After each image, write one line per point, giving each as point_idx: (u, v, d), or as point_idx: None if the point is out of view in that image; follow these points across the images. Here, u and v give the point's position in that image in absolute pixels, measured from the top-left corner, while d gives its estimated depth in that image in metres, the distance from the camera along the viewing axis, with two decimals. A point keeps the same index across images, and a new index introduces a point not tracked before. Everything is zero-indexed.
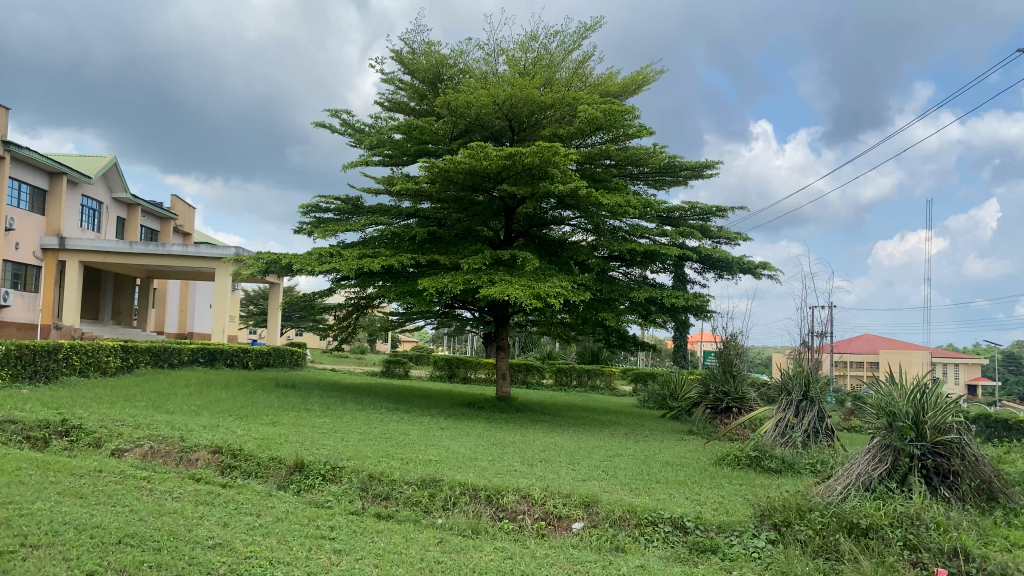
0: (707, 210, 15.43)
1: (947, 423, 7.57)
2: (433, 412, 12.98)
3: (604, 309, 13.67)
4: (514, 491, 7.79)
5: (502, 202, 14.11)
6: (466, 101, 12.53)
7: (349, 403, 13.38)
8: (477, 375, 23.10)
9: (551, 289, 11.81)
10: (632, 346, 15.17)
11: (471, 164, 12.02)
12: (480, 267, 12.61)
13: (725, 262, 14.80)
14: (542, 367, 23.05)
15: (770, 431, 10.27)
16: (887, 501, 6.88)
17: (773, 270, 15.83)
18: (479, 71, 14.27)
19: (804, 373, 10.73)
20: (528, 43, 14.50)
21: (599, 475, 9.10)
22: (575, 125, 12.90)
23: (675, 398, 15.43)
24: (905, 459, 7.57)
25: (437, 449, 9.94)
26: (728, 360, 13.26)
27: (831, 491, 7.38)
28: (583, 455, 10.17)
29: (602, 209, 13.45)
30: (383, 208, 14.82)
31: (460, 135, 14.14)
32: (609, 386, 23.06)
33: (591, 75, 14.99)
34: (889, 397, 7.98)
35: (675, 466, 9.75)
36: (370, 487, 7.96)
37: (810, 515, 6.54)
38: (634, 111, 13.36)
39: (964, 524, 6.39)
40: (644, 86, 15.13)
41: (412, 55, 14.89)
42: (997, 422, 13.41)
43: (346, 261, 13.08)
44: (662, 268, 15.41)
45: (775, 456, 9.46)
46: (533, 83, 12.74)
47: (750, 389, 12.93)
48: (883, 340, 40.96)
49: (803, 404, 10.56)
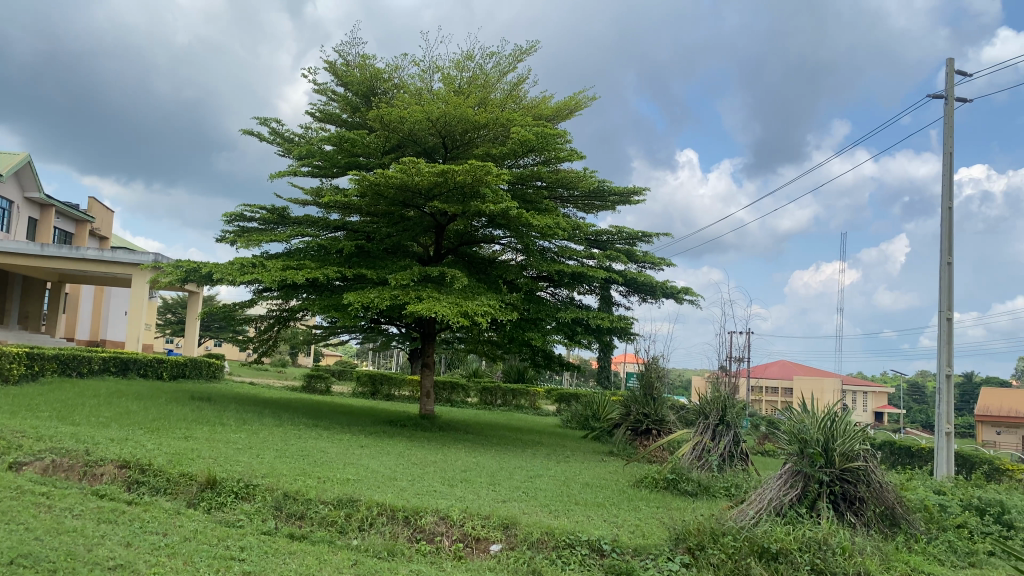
0: (633, 235, 15.70)
1: (854, 450, 7.92)
2: (354, 429, 12.78)
3: (530, 329, 13.73)
4: (432, 512, 7.73)
5: (433, 218, 13.93)
6: (399, 116, 12.44)
7: (265, 419, 13.01)
8: (400, 393, 22.86)
9: (479, 308, 11.80)
10: (557, 366, 15.22)
11: (402, 179, 11.90)
12: (408, 283, 12.46)
13: (649, 286, 15.08)
14: (468, 386, 22.87)
15: (687, 454, 10.45)
16: (796, 526, 7.08)
17: (694, 295, 16.21)
18: (414, 87, 14.23)
19: (721, 398, 10.97)
20: (463, 62, 14.50)
21: (519, 496, 9.11)
22: (507, 145, 12.96)
23: (597, 419, 15.61)
24: (814, 485, 7.82)
25: (356, 468, 9.78)
26: (649, 383, 13.44)
27: (743, 516, 7.55)
28: (504, 476, 10.13)
29: (532, 229, 13.50)
30: (309, 219, 14.49)
31: (392, 150, 13.97)
32: (533, 406, 23.12)
33: (525, 98, 15.10)
34: (801, 424, 8.29)
35: (594, 488, 9.82)
36: (285, 506, 7.76)
37: (723, 538, 6.67)
38: (567, 134, 13.52)
39: (867, 549, 6.64)
40: (576, 112, 15.33)
41: (346, 67, 14.71)
42: (901, 449, 13.99)
43: (268, 272, 12.77)
44: (588, 290, 15.56)
45: (692, 479, 9.64)
46: (468, 101, 12.81)
47: (669, 412, 13.13)
48: (799, 367, 42.24)
49: (720, 428, 10.79)
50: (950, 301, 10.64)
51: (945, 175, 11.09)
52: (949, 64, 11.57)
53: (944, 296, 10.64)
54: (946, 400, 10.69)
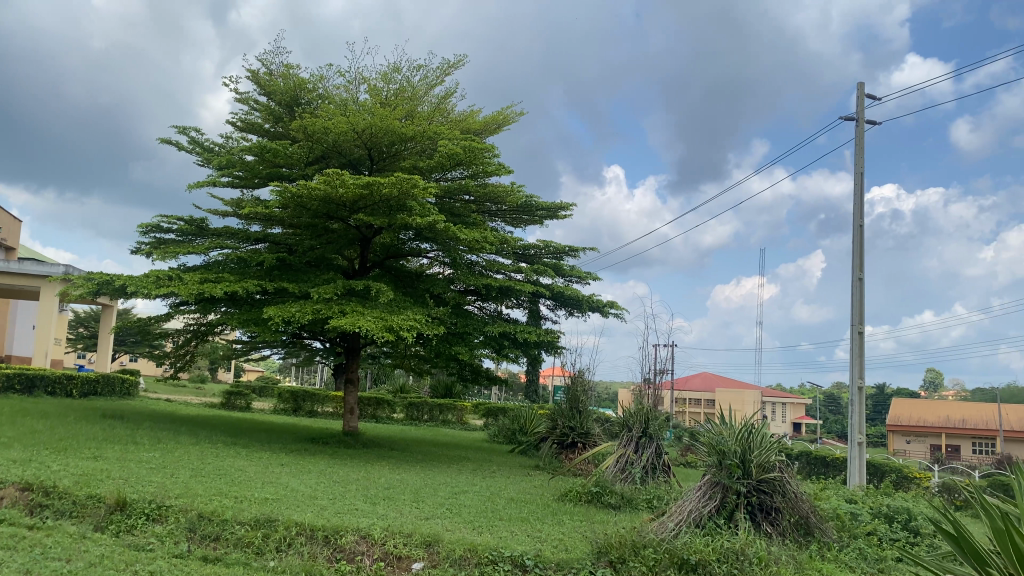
0: (560, 249, 15.80)
1: (770, 461, 8.13)
2: (274, 446, 12.46)
3: (457, 343, 13.64)
4: (353, 531, 7.57)
5: (358, 231, 13.73)
6: (323, 127, 12.25)
7: (181, 437, 12.56)
8: (324, 409, 22.43)
9: (404, 322, 11.66)
10: (484, 380, 15.16)
11: (326, 191, 11.69)
12: (331, 297, 12.24)
13: (576, 300, 15.18)
14: (393, 401, 22.59)
15: (611, 466, 10.51)
16: (715, 537, 7.19)
17: (620, 309, 16.41)
18: (339, 98, 14.05)
19: (644, 411, 11.10)
20: (390, 74, 14.38)
21: (442, 513, 9.01)
22: (434, 158, 12.89)
23: (524, 433, 15.60)
24: (732, 496, 7.97)
25: (275, 487, 9.52)
26: (575, 397, 13.47)
27: (664, 528, 7.61)
28: (427, 493, 10.00)
29: (459, 243, 13.44)
30: (229, 230, 14.11)
31: (317, 161, 13.73)
32: (459, 421, 22.99)
33: (452, 111, 15.07)
34: (720, 436, 8.46)
35: (519, 502, 9.78)
36: (199, 527, 7.49)
37: (644, 551, 6.71)
38: (494, 148, 13.53)
39: (782, 558, 6.79)
40: (504, 126, 15.38)
41: (269, 76, 14.42)
42: (816, 459, 14.40)
43: (186, 285, 12.38)
44: (516, 303, 15.57)
45: (616, 492, 9.71)
46: (395, 113, 12.70)
47: (595, 425, 13.20)
48: (721, 380, 43.18)
49: (643, 440, 10.90)
50: (861, 315, 11.03)
51: (857, 195, 11.51)
52: (861, 88, 12.04)
53: (856, 310, 11.02)
54: (858, 411, 11.05)
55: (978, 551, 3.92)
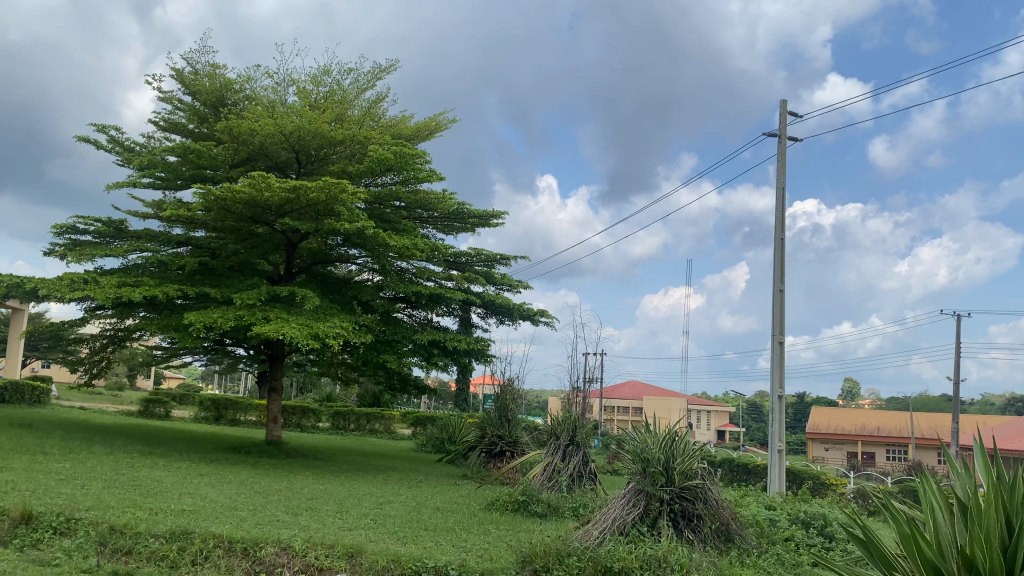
0: (492, 257, 15.79)
1: (692, 469, 8.30)
2: (193, 456, 12.08)
3: (385, 351, 13.48)
4: (273, 543, 7.39)
5: (284, 236, 13.47)
6: (249, 129, 11.98)
7: (95, 447, 12.06)
8: (246, 418, 21.92)
9: (330, 330, 11.48)
10: (413, 389, 15.02)
11: (251, 194, 11.42)
12: (255, 303, 11.96)
13: (506, 308, 15.20)
14: (319, 410, 22.20)
15: (538, 475, 10.53)
16: (638, 544, 7.26)
17: (551, 317, 16.49)
18: (267, 99, 13.79)
19: (571, 419, 11.14)
20: (320, 77, 14.17)
21: (367, 523, 8.87)
22: (365, 163, 12.75)
23: (453, 442, 15.52)
24: (655, 504, 8.06)
25: (192, 498, 9.23)
26: (504, 405, 13.44)
27: (588, 536, 7.64)
28: (352, 503, 9.84)
29: (389, 250, 13.30)
30: (150, 233, 13.67)
31: (243, 163, 13.41)
32: (387, 430, 22.72)
33: (383, 116, 14.95)
34: (644, 444, 8.55)
35: (445, 512, 9.71)
36: (110, 540, 7.19)
37: (568, 559, 6.72)
38: (426, 154, 13.47)
39: (703, 564, 6.91)
40: (436, 133, 15.32)
41: (194, 75, 14.04)
42: (738, 466, 14.72)
43: (102, 289, 11.92)
44: (447, 312, 15.50)
45: (542, 500, 9.72)
46: (324, 117, 12.53)
47: (523, 433, 13.20)
48: (648, 388, 43.86)
49: (570, 448, 10.96)
50: (781, 325, 11.33)
51: (778, 208, 11.84)
52: (783, 105, 12.40)
53: (776, 321, 11.32)
54: (778, 419, 11.32)
55: (885, 556, 4.05)
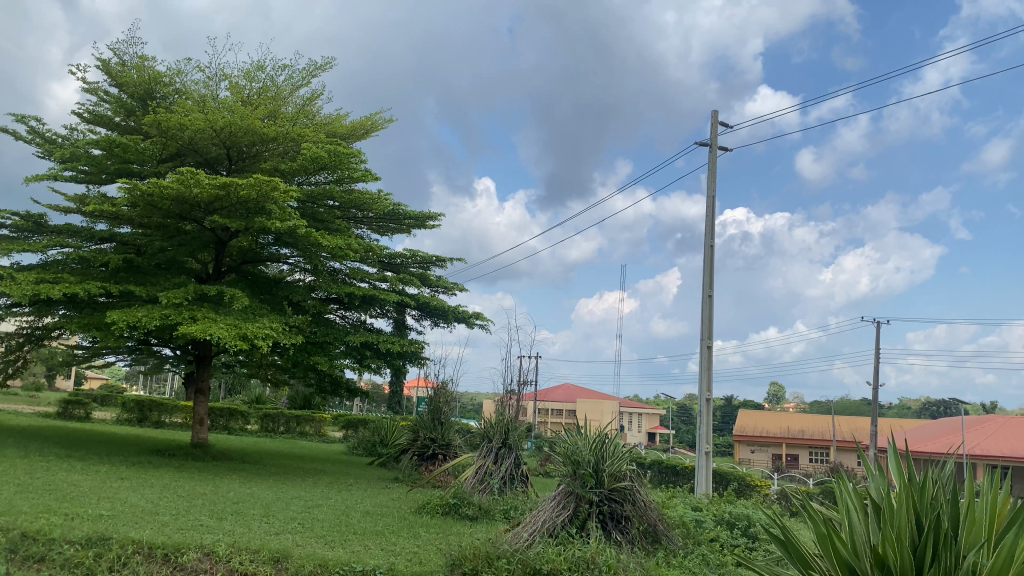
0: (427, 259, 15.74)
1: (621, 471, 8.41)
2: (113, 459, 11.69)
3: (316, 353, 13.29)
4: (195, 548, 7.21)
5: (213, 233, 13.16)
6: (178, 123, 11.67)
7: (8, 450, 11.56)
8: (172, 420, 21.33)
9: (259, 330, 11.26)
10: (345, 391, 14.83)
11: (179, 190, 11.13)
12: (182, 302, 11.66)
13: (441, 310, 15.16)
14: (248, 412, 21.72)
15: (470, 477, 10.51)
16: (567, 546, 7.31)
17: (486, 320, 16.50)
18: (198, 94, 13.47)
19: (504, 422, 11.18)
20: (253, 72, 13.91)
21: (294, 528, 8.72)
22: (298, 161, 12.57)
23: (385, 445, 15.38)
24: (585, 505, 8.13)
25: (111, 503, 8.92)
26: (437, 408, 13.38)
27: (518, 538, 7.64)
28: (279, 507, 9.67)
29: (322, 250, 13.12)
30: (71, 228, 13.19)
31: (171, 158, 13.05)
32: (318, 433, 22.42)
33: (318, 114, 14.76)
34: (574, 446, 8.62)
35: (374, 516, 9.61)
36: (22, 547, 6.90)
37: (497, 562, 6.71)
38: (361, 154, 13.35)
39: (630, 565, 7.00)
40: (371, 132, 15.20)
41: (121, 67, 13.62)
42: (667, 468, 14.98)
43: (18, 285, 11.44)
44: (381, 313, 15.36)
45: (473, 502, 9.72)
46: (257, 113, 12.31)
47: (456, 436, 13.16)
48: (581, 391, 44.23)
49: (502, 451, 10.97)
50: (710, 330, 11.58)
51: (709, 216, 12.10)
52: (715, 114, 12.69)
53: (705, 325, 11.56)
54: (706, 421, 11.55)
55: (803, 555, 4.17)
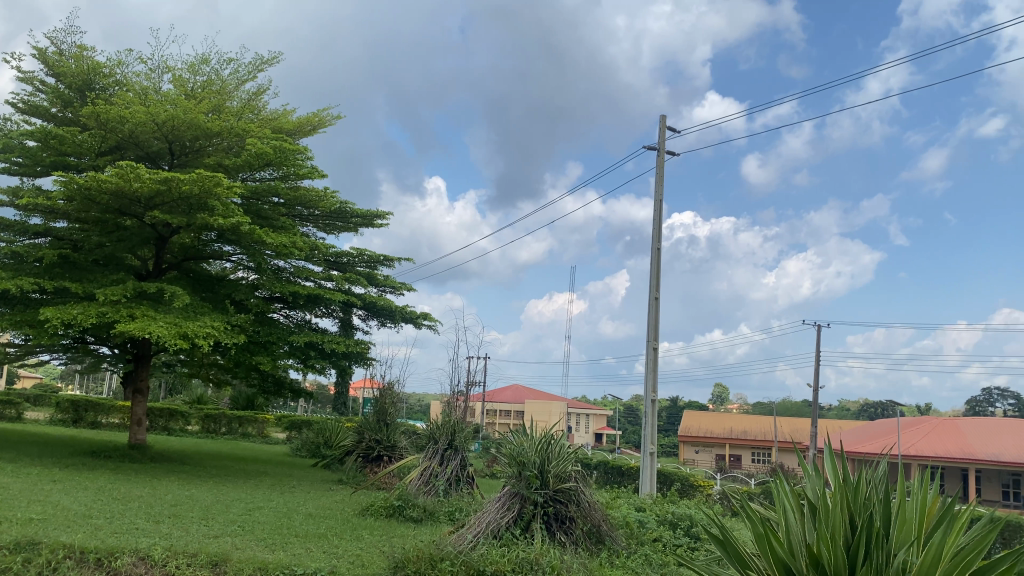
0: (374, 259, 15.62)
1: (566, 471, 8.43)
2: (46, 461, 11.31)
3: (259, 353, 13.07)
4: (130, 552, 7.00)
5: (154, 229, 12.84)
6: (118, 115, 11.36)
7: None
8: (108, 421, 20.75)
9: (200, 329, 11.02)
10: (289, 392, 14.60)
11: (118, 184, 10.81)
12: (120, 299, 11.34)
13: (388, 310, 15.03)
14: (189, 413, 21.24)
15: (415, 479, 10.43)
16: (511, 547, 7.30)
17: (434, 320, 16.41)
18: (139, 86, 13.13)
19: (450, 423, 11.11)
20: (198, 65, 13.61)
21: (234, 531, 8.54)
22: (242, 157, 12.34)
23: (329, 446, 15.20)
24: (529, 506, 8.13)
25: (42, 506, 8.62)
26: (383, 409, 13.24)
27: (462, 539, 7.58)
28: (219, 510, 9.47)
29: (266, 247, 12.90)
30: (3, 222, 12.74)
31: (110, 151, 12.68)
32: (260, 434, 22.05)
33: (264, 109, 14.52)
34: (520, 447, 8.61)
35: (317, 518, 9.48)
36: None
37: (441, 564, 6.64)
38: (308, 150, 13.17)
39: (574, 566, 7.00)
40: (319, 128, 15.00)
41: (58, 56, 13.19)
42: (613, 469, 15.10)
43: None
44: (327, 313, 15.16)
45: (418, 504, 9.65)
46: (201, 107, 12.06)
47: (402, 437, 13.07)
48: (529, 391, 44.33)
49: (448, 452, 10.90)
50: (656, 332, 11.70)
51: (655, 220, 12.23)
52: (662, 119, 12.85)
53: (651, 327, 11.68)
54: (651, 422, 11.67)
55: (741, 554, 4.22)
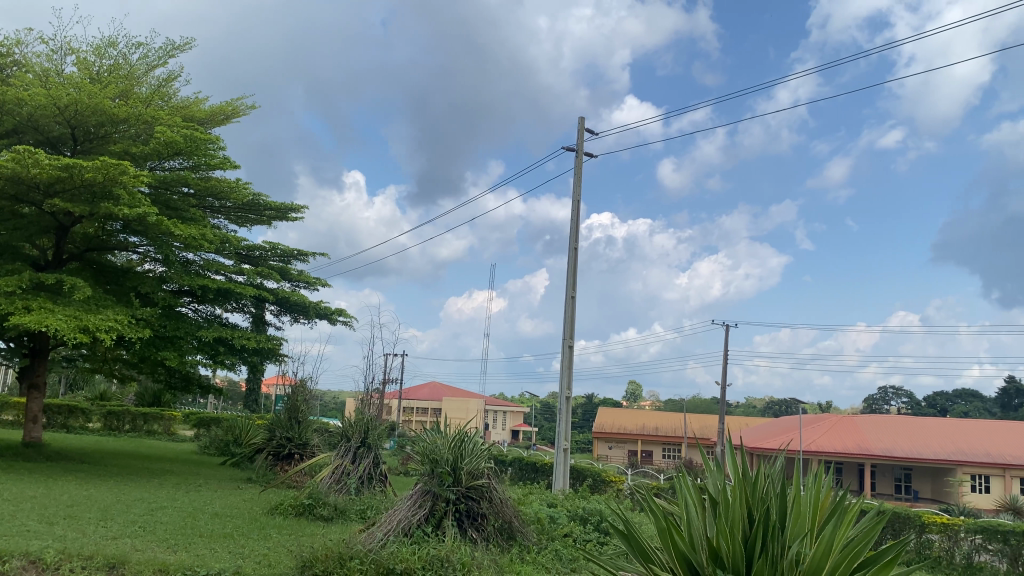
0: (288, 253, 15.35)
1: (478, 469, 8.45)
2: None
3: (165, 348, 12.64)
4: (20, 556, 6.69)
5: (54, 218, 12.28)
6: (15, 97, 10.81)
7: None
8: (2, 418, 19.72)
9: (102, 323, 10.59)
10: (196, 388, 14.19)
11: (14, 170, 10.29)
12: (16, 291, 10.80)
13: (302, 306, 14.77)
14: (90, 410, 20.41)
15: (326, 478, 10.29)
16: (422, 545, 7.29)
17: (349, 317, 16.21)
18: (40, 67, 12.53)
19: (364, 420, 10.96)
20: (104, 48, 13.07)
21: (134, 532, 8.26)
22: (150, 145, 11.93)
23: (238, 445, 14.85)
24: (441, 504, 8.11)
25: None
26: (295, 407, 12.99)
27: (372, 538, 7.51)
28: (119, 510, 9.13)
29: (175, 239, 12.49)
30: None
31: (7, 135, 12.05)
32: (167, 432, 21.34)
33: (175, 96, 14.06)
34: (433, 444, 8.56)
35: (223, 518, 9.24)
36: None
37: (350, 563, 6.57)
38: (220, 140, 12.82)
39: (485, 563, 7.03)
40: (232, 118, 14.61)
41: None
42: (527, 465, 15.25)
43: None
44: (238, 308, 14.78)
45: (329, 503, 9.52)
46: (107, 91, 11.60)
47: (314, 435, 12.87)
48: (446, 389, 44.21)
49: (360, 450, 10.78)
50: (571, 330, 11.84)
51: (573, 221, 12.37)
52: (580, 121, 13.02)
53: (567, 325, 11.82)
54: (565, 419, 11.81)
55: (644, 548, 4.32)
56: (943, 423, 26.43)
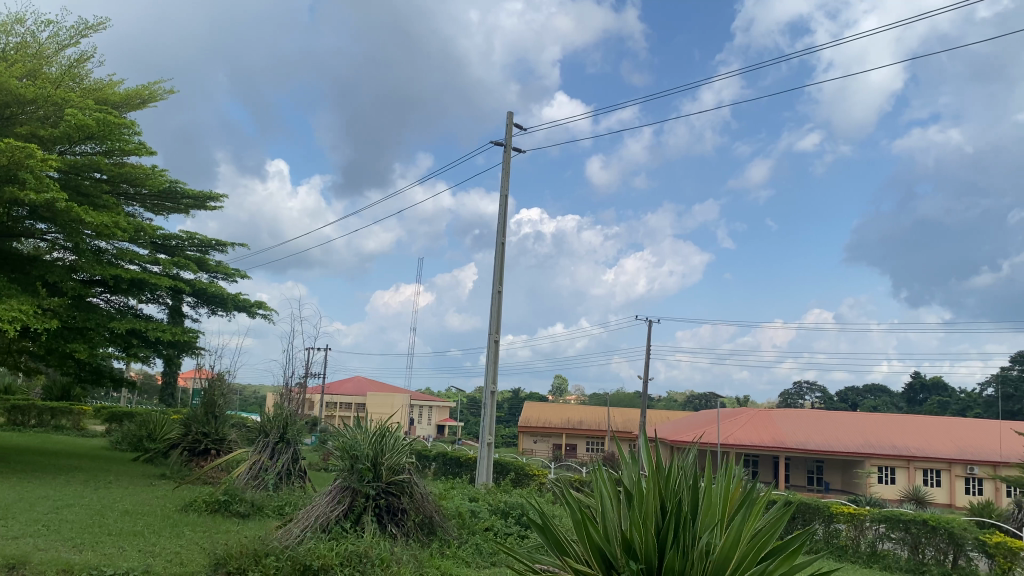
0: (206, 243, 14.95)
1: (399, 464, 8.39)
2: None
3: (74, 340, 12.14)
4: None
5: None
6: None
7: None
8: None
9: (5, 313, 10.10)
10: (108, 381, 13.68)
11: None
12: None
13: (220, 297, 14.40)
14: None
15: (243, 474, 10.07)
16: (340, 540, 7.20)
17: (269, 310, 15.88)
18: None
19: (283, 416, 10.76)
20: (10, 25, 12.45)
21: (38, 531, 7.91)
22: (60, 128, 11.42)
23: (152, 440, 14.39)
24: (360, 499, 8.01)
25: None
26: (212, 401, 12.67)
27: (288, 534, 7.37)
28: (21, 509, 8.74)
29: (86, 227, 12.00)
30: None
31: None
32: (76, 427, 20.50)
33: (87, 78, 13.50)
34: (353, 440, 8.44)
35: (134, 516, 8.94)
36: None
37: (266, 560, 6.42)
38: (135, 125, 12.37)
39: (404, 558, 6.98)
40: (148, 103, 14.12)
41: None
42: (451, 460, 15.22)
43: None
44: (153, 299, 14.30)
45: (245, 499, 9.33)
46: (12, 70, 11.06)
47: (231, 430, 12.57)
48: (371, 383, 43.74)
49: (279, 446, 10.58)
50: (497, 325, 11.87)
51: (500, 217, 12.39)
52: (508, 117, 13.04)
53: (492, 320, 11.84)
54: (489, 413, 11.82)
55: (558, 540, 4.36)
56: (854, 417, 27.52)
